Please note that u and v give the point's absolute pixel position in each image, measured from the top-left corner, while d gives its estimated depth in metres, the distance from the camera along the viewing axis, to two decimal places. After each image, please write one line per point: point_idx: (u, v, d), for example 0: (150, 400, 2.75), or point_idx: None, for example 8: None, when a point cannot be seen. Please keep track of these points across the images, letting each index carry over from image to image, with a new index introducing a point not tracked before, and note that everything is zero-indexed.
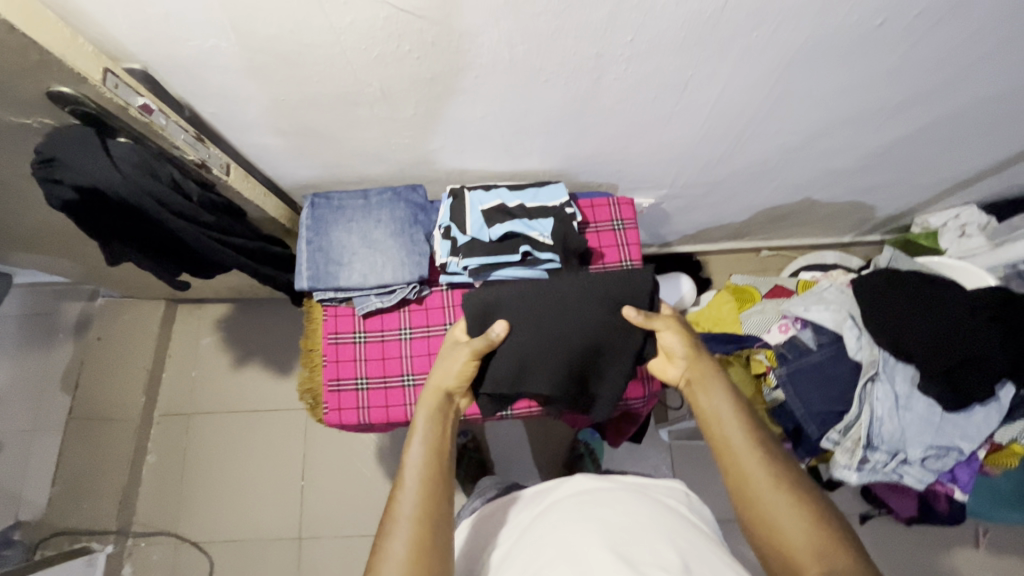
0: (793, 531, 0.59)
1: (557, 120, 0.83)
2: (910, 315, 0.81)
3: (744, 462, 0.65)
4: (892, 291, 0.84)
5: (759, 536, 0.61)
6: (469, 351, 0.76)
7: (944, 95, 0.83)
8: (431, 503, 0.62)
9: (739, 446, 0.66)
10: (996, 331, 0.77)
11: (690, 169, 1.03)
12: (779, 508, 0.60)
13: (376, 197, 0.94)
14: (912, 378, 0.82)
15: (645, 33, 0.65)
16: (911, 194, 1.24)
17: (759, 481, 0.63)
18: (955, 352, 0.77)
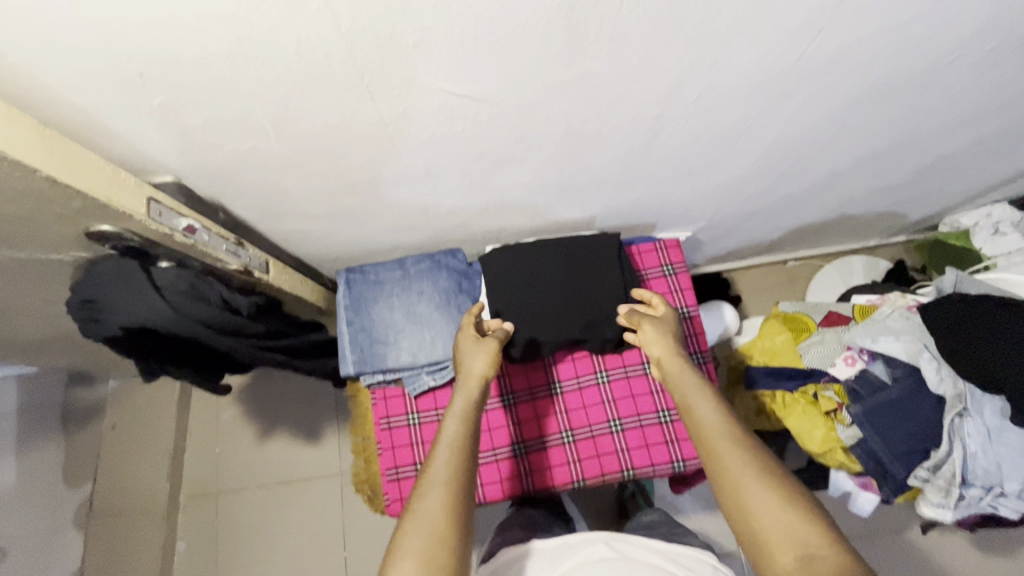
0: (770, 521, 0.54)
1: (604, 175, 0.79)
2: (996, 342, 0.76)
3: (721, 449, 0.61)
4: (971, 318, 0.79)
5: (739, 528, 0.56)
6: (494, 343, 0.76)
7: (998, 114, 0.81)
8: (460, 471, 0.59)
9: (715, 432, 0.62)
10: None
11: (732, 202, 0.99)
12: (757, 498, 0.56)
13: (414, 266, 0.89)
14: (1003, 411, 0.79)
15: (711, 90, 0.61)
16: (944, 198, 1.22)
17: (735, 472, 0.58)
18: None
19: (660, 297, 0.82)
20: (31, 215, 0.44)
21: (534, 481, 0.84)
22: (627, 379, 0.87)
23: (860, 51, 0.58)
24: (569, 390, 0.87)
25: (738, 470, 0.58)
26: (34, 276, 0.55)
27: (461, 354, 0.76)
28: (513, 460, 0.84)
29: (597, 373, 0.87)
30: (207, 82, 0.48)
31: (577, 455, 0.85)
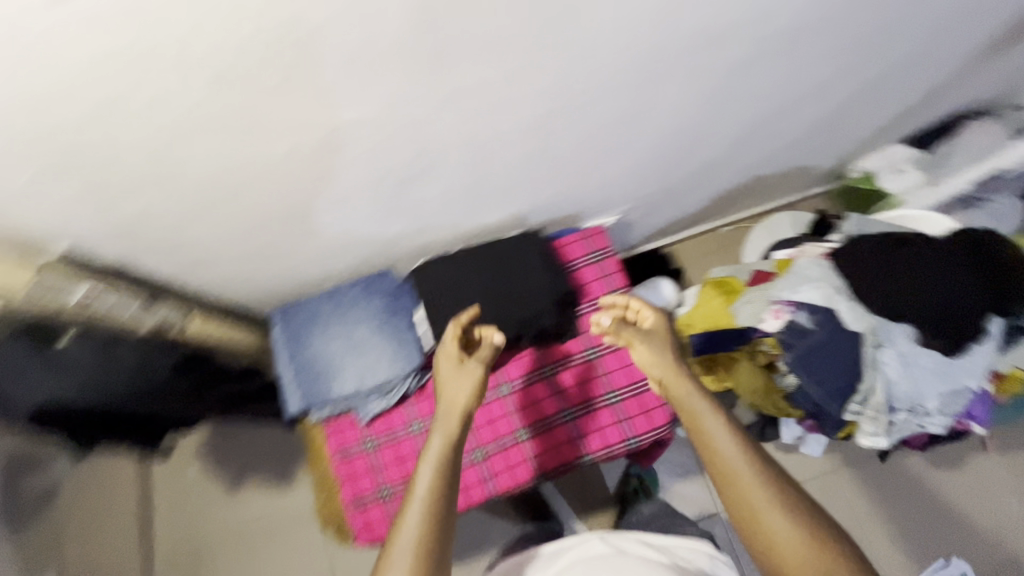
0: (795, 555, 0.55)
1: (513, 176, 0.81)
2: (892, 278, 0.84)
3: (740, 480, 0.59)
4: (870, 260, 0.87)
5: (758, 550, 0.58)
6: (478, 371, 0.69)
7: (864, 66, 0.87)
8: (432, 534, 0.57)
9: (734, 463, 0.60)
10: (971, 275, 0.81)
11: (647, 182, 1.03)
12: (780, 532, 0.57)
13: (346, 293, 0.89)
14: (911, 335, 0.85)
15: (588, 83, 0.64)
16: (845, 148, 1.30)
17: (758, 505, 0.58)
18: (940, 301, 0.81)
19: (646, 302, 0.75)
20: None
21: (497, 483, 0.86)
22: (572, 368, 0.90)
23: (715, 27, 0.61)
24: (518, 389, 0.89)
25: (762, 504, 0.58)
26: None
27: (442, 387, 0.70)
28: (473, 467, 0.86)
29: (542, 367, 0.90)
30: (75, 146, 0.47)
31: (535, 450, 0.87)
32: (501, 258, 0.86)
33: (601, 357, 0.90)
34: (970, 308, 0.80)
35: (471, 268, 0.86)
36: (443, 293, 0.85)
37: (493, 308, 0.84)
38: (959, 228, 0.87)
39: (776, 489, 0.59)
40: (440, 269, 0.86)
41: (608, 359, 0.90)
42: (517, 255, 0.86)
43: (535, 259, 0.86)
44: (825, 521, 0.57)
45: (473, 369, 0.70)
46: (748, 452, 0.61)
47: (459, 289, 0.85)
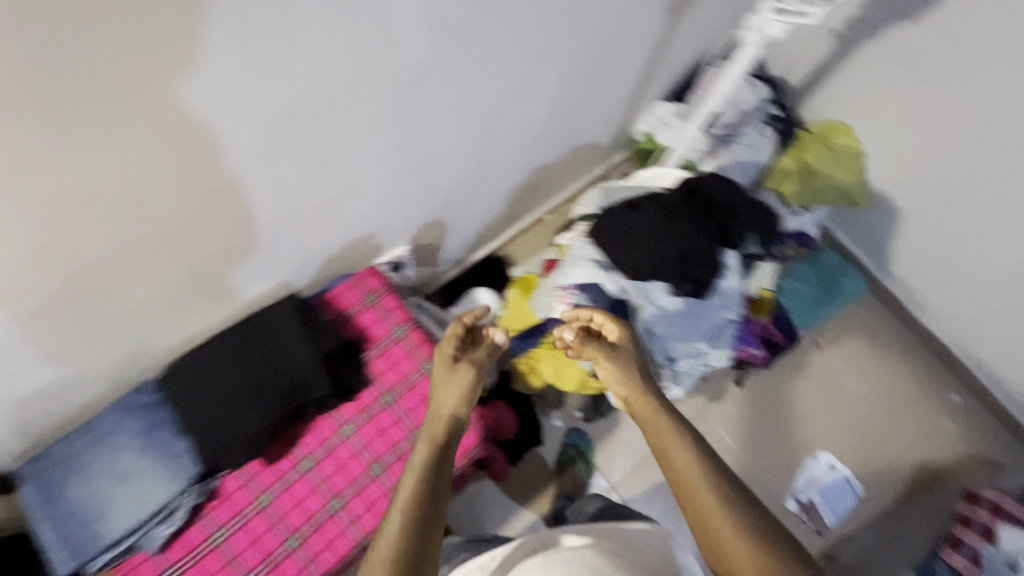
0: (739, 559, 0.64)
1: (233, 242, 0.79)
2: (633, 241, 0.87)
3: (693, 493, 0.68)
4: (611, 229, 0.89)
5: (705, 547, 0.68)
6: (461, 381, 0.78)
7: (553, 55, 0.93)
8: (417, 526, 0.64)
9: (690, 477, 0.69)
10: (694, 221, 0.86)
11: (413, 207, 1.03)
12: (732, 538, 0.65)
13: (100, 422, 0.80)
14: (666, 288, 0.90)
15: (233, 141, 0.64)
16: (611, 118, 1.38)
17: (721, 529, 0.66)
18: (673, 253, 0.85)
19: (609, 315, 0.85)
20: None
21: (320, 564, 0.81)
22: (372, 420, 0.87)
23: (330, 62, 0.64)
24: (320, 460, 0.85)
25: (713, 518, 0.66)
26: None
27: (435, 390, 0.79)
28: (290, 557, 0.81)
29: (341, 429, 0.86)
30: None
31: (353, 516, 0.83)
32: (255, 335, 0.81)
33: (398, 399, 0.88)
34: (699, 253, 0.86)
35: (224, 355, 0.80)
36: (198, 390, 0.79)
37: (256, 390, 0.79)
38: (689, 178, 0.92)
39: (728, 500, 0.67)
40: (188, 365, 0.79)
41: (406, 398, 0.89)
42: (272, 326, 0.82)
43: (292, 326, 0.82)
44: (772, 529, 0.66)
45: (466, 373, 0.79)
46: (705, 466, 0.69)
47: (214, 382, 0.79)
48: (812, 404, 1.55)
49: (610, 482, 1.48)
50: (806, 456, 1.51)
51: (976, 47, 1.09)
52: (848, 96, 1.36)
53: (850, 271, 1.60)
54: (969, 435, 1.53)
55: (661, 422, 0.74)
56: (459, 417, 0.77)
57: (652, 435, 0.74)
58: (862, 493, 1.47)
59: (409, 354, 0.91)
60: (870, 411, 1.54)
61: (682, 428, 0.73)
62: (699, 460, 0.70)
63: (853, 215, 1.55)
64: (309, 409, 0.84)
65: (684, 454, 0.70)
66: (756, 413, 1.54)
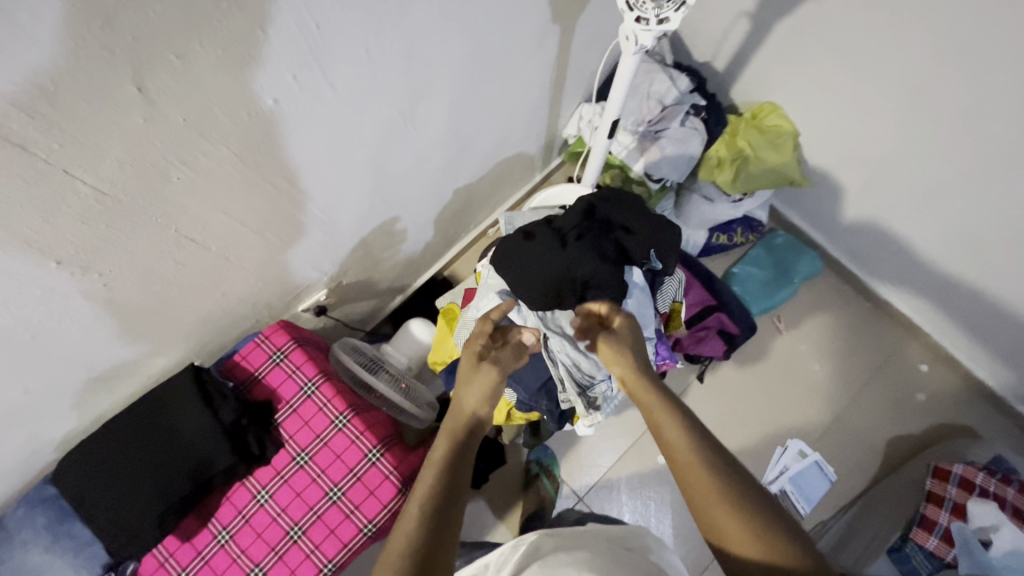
0: (742, 541, 0.62)
1: (112, 337, 0.75)
2: (529, 273, 0.83)
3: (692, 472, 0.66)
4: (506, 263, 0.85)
5: (709, 533, 0.65)
6: (491, 375, 0.76)
7: (434, 86, 0.89)
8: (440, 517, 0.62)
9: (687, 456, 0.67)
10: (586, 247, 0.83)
11: (319, 255, 1.00)
12: (736, 520, 0.62)
13: (9, 518, 0.79)
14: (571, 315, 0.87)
15: (65, 250, 0.59)
16: (534, 129, 1.34)
17: (718, 506, 0.63)
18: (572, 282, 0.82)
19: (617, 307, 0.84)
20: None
21: None
22: (287, 483, 0.85)
23: (162, 165, 0.59)
24: (237, 530, 0.84)
25: (712, 499, 0.64)
26: None
27: (459, 384, 0.77)
28: None
29: (256, 495, 0.85)
30: None
31: None
32: (151, 415, 0.79)
33: (311, 458, 0.86)
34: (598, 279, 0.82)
35: (121, 440, 0.78)
36: (97, 481, 0.77)
37: (158, 474, 0.78)
38: (584, 197, 0.89)
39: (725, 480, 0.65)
40: (85, 457, 0.77)
41: (320, 456, 0.86)
42: (170, 404, 0.80)
43: (188, 402, 0.80)
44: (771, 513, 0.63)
45: (490, 370, 0.77)
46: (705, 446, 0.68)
47: (113, 469, 0.77)
48: (775, 391, 1.53)
49: (579, 493, 1.47)
50: (775, 445, 1.49)
51: (895, 20, 1.03)
52: (775, 77, 1.31)
53: (803, 251, 1.56)
54: (937, 404, 1.50)
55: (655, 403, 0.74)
56: (479, 416, 0.74)
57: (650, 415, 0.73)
58: (834, 477, 1.46)
59: (321, 410, 0.88)
60: (835, 392, 1.52)
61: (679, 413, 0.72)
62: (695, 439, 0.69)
63: (797, 192, 1.51)
64: (219, 482, 0.82)
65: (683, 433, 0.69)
66: (720, 407, 1.51)
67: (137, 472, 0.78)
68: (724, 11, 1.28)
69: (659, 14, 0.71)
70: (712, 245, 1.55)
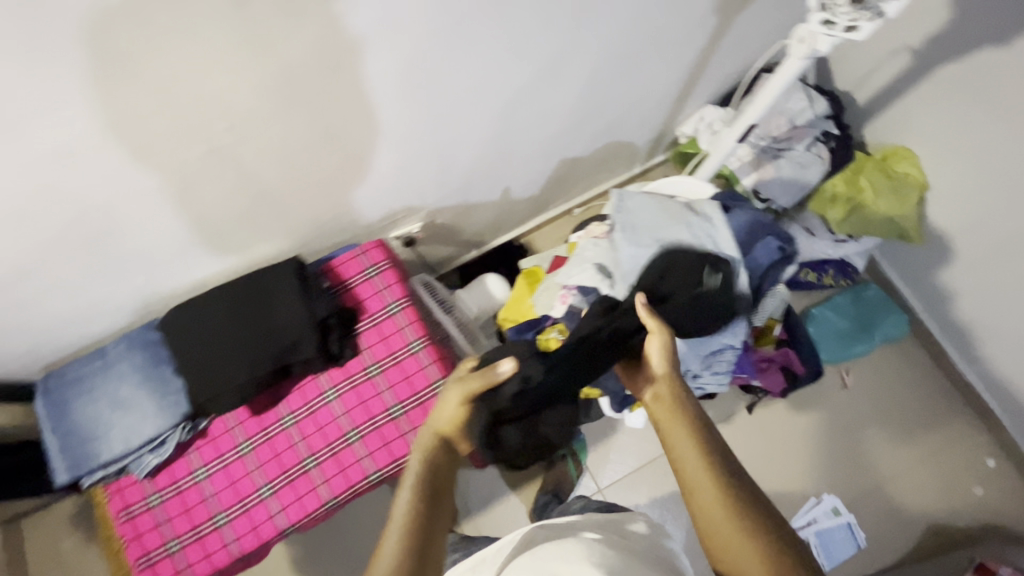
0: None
1: (239, 205, 0.82)
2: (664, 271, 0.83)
3: (708, 511, 0.59)
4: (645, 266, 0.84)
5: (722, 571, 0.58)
6: (458, 393, 0.71)
7: (582, 48, 0.90)
8: (413, 545, 0.58)
9: (699, 486, 0.60)
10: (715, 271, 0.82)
11: (426, 188, 1.03)
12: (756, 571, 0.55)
13: (113, 351, 0.87)
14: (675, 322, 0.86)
15: (234, 109, 0.65)
16: (651, 120, 1.32)
17: (727, 532, 0.57)
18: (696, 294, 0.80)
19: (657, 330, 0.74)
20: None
21: (287, 515, 0.86)
22: (355, 388, 0.90)
23: (338, 50, 0.64)
24: (301, 418, 0.89)
25: (742, 540, 0.56)
26: None
27: (438, 405, 0.73)
28: (261, 504, 0.85)
29: (324, 392, 0.89)
30: None
31: (324, 476, 0.87)
32: (253, 289, 0.84)
33: (382, 372, 0.90)
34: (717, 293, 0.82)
35: (220, 306, 0.83)
36: (192, 336, 0.82)
37: (247, 347, 0.82)
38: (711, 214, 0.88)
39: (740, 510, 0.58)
40: (188, 314, 0.83)
41: (390, 373, 0.90)
42: (271, 286, 0.85)
43: (289, 287, 0.85)
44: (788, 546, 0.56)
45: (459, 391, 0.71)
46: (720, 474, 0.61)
47: (207, 331, 0.82)
48: (823, 441, 1.48)
49: (599, 486, 1.47)
50: (809, 495, 1.44)
51: None
52: (913, 121, 1.25)
53: (893, 308, 1.49)
54: (993, 501, 1.42)
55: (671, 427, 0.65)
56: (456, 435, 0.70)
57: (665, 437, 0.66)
58: (863, 544, 1.40)
59: (400, 331, 0.92)
60: (885, 459, 1.46)
61: (692, 434, 0.64)
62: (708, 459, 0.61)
63: (902, 247, 1.44)
64: (294, 371, 0.86)
65: (694, 457, 0.62)
66: (762, 443, 1.48)
67: (229, 340, 0.82)
68: (880, 40, 1.22)
69: (852, 20, 0.68)
70: (799, 281, 1.47)
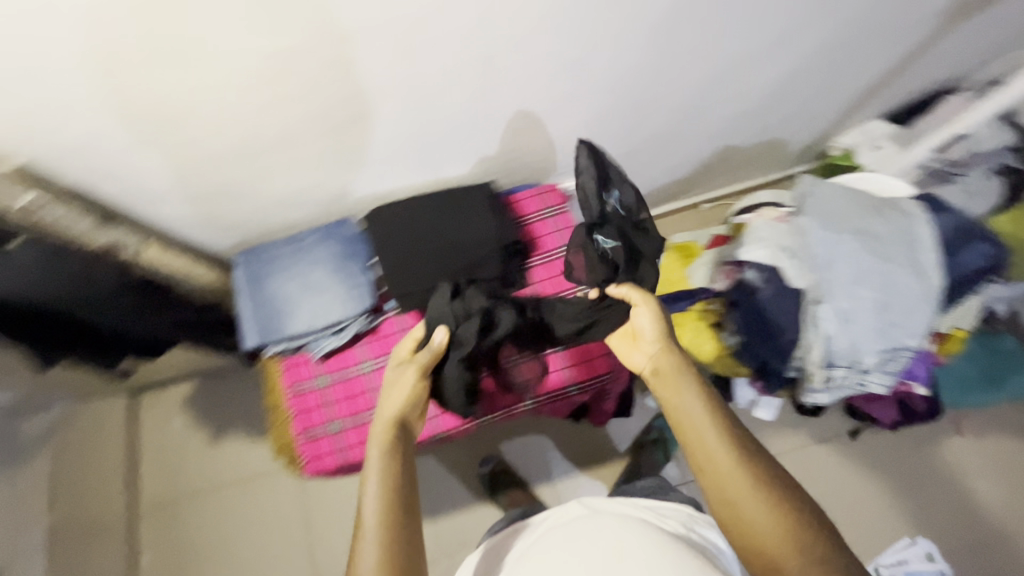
0: (768, 536, 0.56)
1: (462, 126, 0.84)
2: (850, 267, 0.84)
3: (716, 462, 0.61)
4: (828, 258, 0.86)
5: (722, 518, 0.60)
6: (415, 371, 0.76)
7: (808, 27, 0.90)
8: (393, 510, 0.62)
9: (709, 443, 0.62)
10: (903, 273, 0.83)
11: (607, 145, 1.05)
12: (758, 513, 0.57)
13: (306, 239, 0.93)
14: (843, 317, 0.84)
15: (516, 24, 0.68)
16: (818, 123, 1.30)
17: (735, 490, 0.59)
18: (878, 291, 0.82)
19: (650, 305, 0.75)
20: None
21: None
22: None
23: None
24: None
25: (747, 500, 0.58)
26: None
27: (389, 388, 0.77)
28: None
29: None
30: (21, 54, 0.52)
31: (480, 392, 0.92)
32: (453, 205, 0.90)
33: None
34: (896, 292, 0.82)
35: (421, 215, 0.89)
36: (396, 237, 0.89)
37: (441, 256, 0.88)
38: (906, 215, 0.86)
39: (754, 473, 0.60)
40: (394, 216, 0.90)
41: None
42: (469, 204, 0.90)
43: (485, 209, 0.90)
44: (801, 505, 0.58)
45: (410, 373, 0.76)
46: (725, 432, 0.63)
47: (408, 236, 0.89)
48: (925, 483, 1.43)
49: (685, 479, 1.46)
50: (902, 534, 1.39)
51: None
52: None
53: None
54: None
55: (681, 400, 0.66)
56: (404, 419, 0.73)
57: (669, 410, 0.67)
58: None
59: None
60: (989, 516, 1.40)
61: (699, 395, 0.66)
62: (719, 422, 0.64)
63: None
64: None
65: (702, 413, 0.64)
66: (860, 472, 1.44)
67: (426, 247, 0.88)
68: None
69: None
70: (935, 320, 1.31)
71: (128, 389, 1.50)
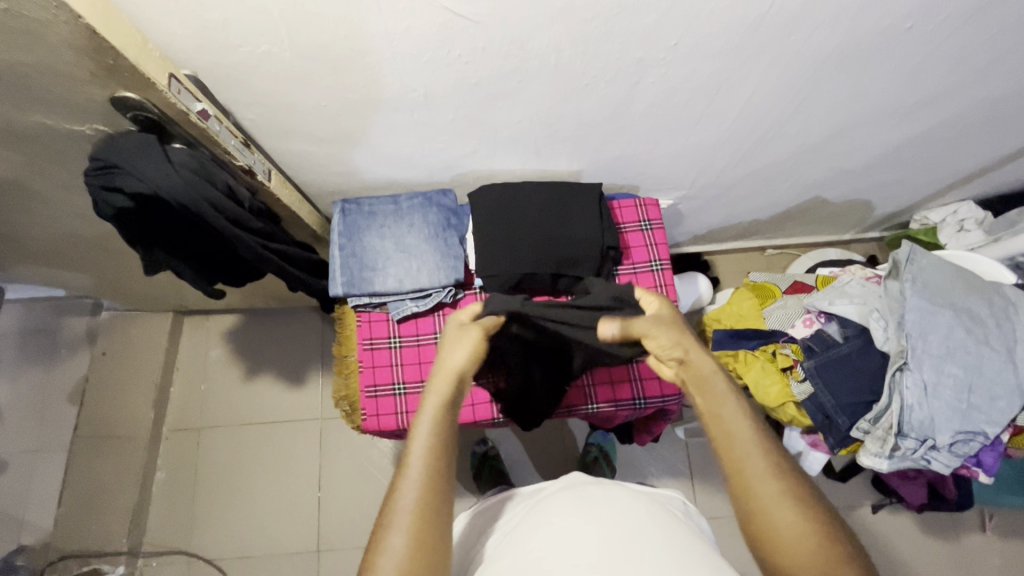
0: (797, 548, 0.57)
1: (590, 122, 0.84)
2: (947, 345, 0.83)
3: (750, 472, 0.60)
4: (924, 327, 0.84)
5: (754, 536, 0.59)
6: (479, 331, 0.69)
7: (954, 97, 0.88)
8: (439, 475, 0.59)
9: (754, 465, 0.61)
10: (1002, 363, 0.82)
11: (711, 171, 1.04)
12: (792, 528, 0.57)
13: (406, 202, 0.94)
14: (924, 389, 0.83)
15: (690, 36, 0.67)
16: (912, 192, 1.29)
17: (770, 502, 0.59)
18: (969, 377, 0.82)
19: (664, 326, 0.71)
20: (46, 71, 0.49)
21: (503, 406, 0.94)
22: None
23: (808, 18, 0.66)
24: None
25: (776, 515, 0.58)
26: (62, 147, 0.60)
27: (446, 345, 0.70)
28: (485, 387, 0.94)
29: None
30: None
31: None
32: (560, 198, 0.90)
33: None
34: (985, 382, 0.82)
35: (526, 201, 0.90)
36: (499, 218, 0.89)
37: (542, 245, 0.88)
38: (1011, 306, 0.86)
39: (791, 490, 0.59)
40: (500, 198, 0.90)
41: None
42: (575, 202, 0.91)
43: (592, 209, 0.91)
44: (842, 529, 0.58)
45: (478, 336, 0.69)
46: (760, 441, 0.62)
47: (509, 220, 0.89)
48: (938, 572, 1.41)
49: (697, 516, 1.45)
50: None
51: None
52: None
53: None
54: None
55: (718, 408, 0.64)
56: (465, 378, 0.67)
57: (709, 419, 0.65)
58: None
59: (655, 288, 0.97)
60: None
61: (741, 406, 0.64)
62: (755, 438, 0.62)
63: None
64: (565, 282, 0.91)
65: (741, 425, 0.63)
66: (875, 547, 1.42)
67: (527, 234, 0.88)
68: None
69: None
70: None
71: (174, 311, 1.51)
